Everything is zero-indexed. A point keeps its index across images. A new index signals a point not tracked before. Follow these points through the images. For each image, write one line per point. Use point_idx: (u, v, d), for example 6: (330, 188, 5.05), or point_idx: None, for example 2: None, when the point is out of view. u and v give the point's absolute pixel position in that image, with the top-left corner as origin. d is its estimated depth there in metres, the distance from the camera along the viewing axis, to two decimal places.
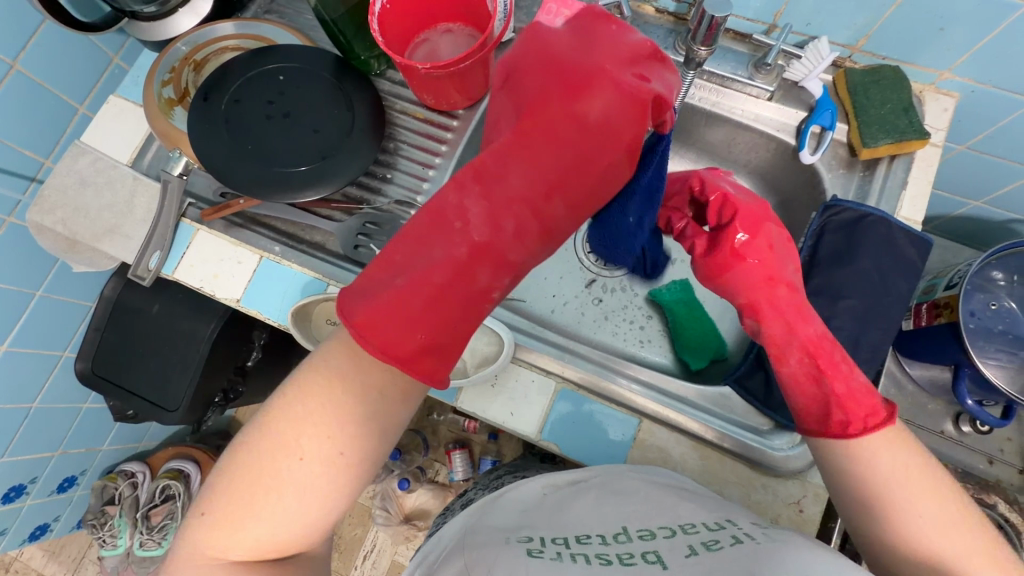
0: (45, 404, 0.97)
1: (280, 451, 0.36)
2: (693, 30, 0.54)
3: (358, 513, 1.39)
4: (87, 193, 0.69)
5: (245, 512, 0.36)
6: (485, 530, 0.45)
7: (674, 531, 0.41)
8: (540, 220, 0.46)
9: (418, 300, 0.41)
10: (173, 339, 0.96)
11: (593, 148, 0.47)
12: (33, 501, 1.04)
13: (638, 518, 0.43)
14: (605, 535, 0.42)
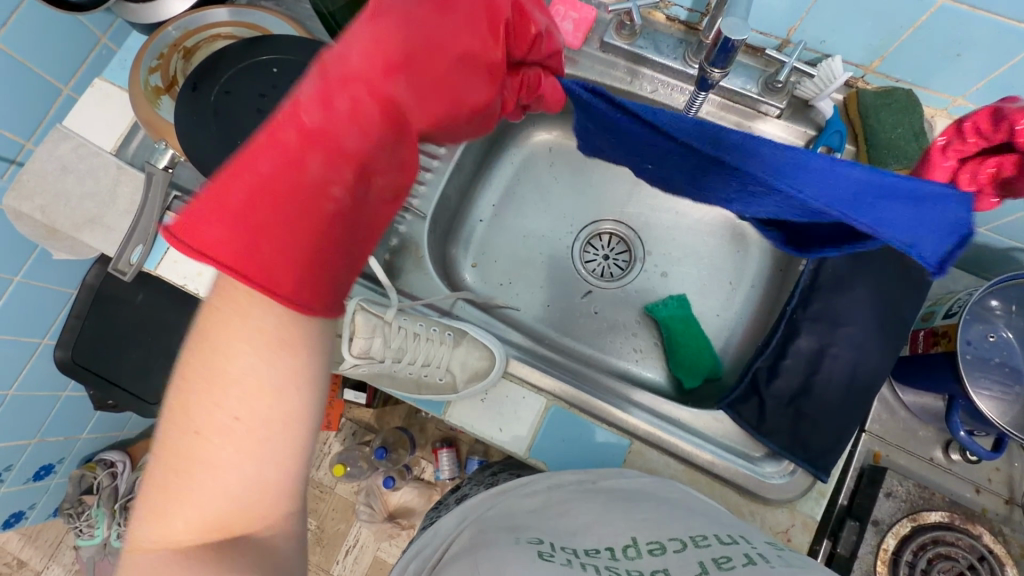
0: (22, 391, 0.94)
1: (208, 416, 0.30)
2: (710, 51, 0.52)
3: (341, 507, 1.36)
4: (68, 180, 0.67)
5: (183, 489, 0.30)
6: (494, 530, 0.47)
7: (684, 545, 0.42)
8: (382, 106, 0.40)
9: (280, 220, 0.34)
10: (155, 331, 0.97)
11: (440, 36, 0.42)
12: (8, 488, 1.01)
13: (648, 529, 0.45)
14: (614, 548, 0.43)
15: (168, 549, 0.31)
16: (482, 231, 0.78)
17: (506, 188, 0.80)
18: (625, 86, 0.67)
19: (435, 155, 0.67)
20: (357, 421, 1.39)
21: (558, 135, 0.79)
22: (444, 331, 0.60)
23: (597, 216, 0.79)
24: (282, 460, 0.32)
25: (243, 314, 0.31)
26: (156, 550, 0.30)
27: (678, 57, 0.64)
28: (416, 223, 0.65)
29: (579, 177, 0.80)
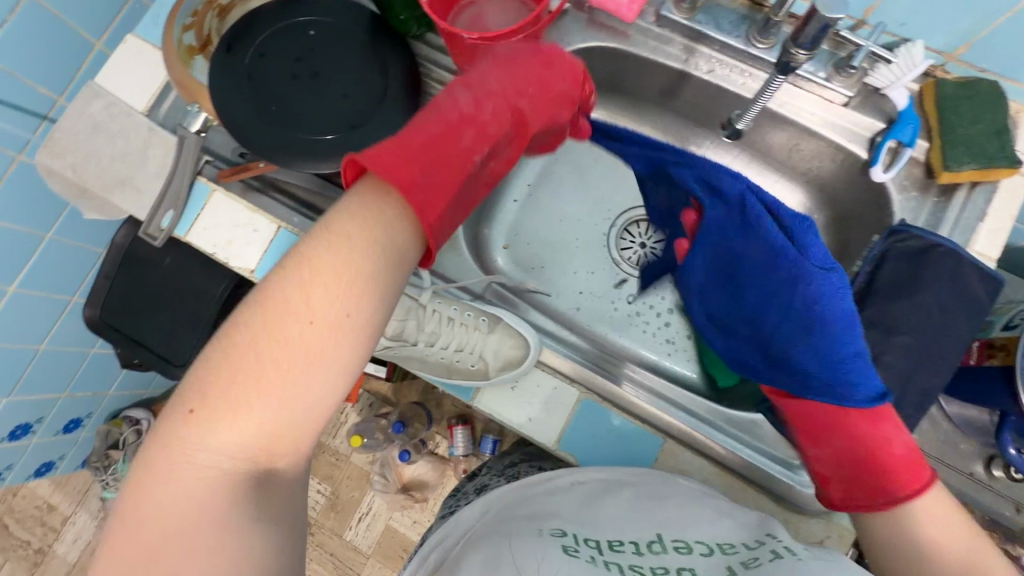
0: (52, 346, 0.95)
1: (278, 326, 0.31)
2: (800, 30, 0.46)
3: (357, 476, 1.38)
4: (99, 139, 0.65)
5: (240, 395, 0.31)
6: (515, 519, 0.46)
7: (711, 549, 0.41)
8: (512, 116, 0.49)
9: (425, 157, 0.40)
10: (183, 296, 0.95)
11: (552, 76, 0.52)
12: (40, 439, 1.05)
13: (674, 526, 0.44)
14: (639, 542, 0.42)
15: (209, 463, 0.31)
16: (516, 212, 0.76)
17: (544, 169, 0.77)
18: (679, 65, 0.63)
19: None
20: (375, 393, 1.40)
21: (600, 115, 0.75)
22: (476, 317, 0.60)
23: (638, 202, 0.76)
24: (337, 377, 0.33)
25: (349, 237, 0.33)
26: (193, 460, 0.31)
27: (741, 35, 0.60)
28: None
29: (620, 161, 0.77)
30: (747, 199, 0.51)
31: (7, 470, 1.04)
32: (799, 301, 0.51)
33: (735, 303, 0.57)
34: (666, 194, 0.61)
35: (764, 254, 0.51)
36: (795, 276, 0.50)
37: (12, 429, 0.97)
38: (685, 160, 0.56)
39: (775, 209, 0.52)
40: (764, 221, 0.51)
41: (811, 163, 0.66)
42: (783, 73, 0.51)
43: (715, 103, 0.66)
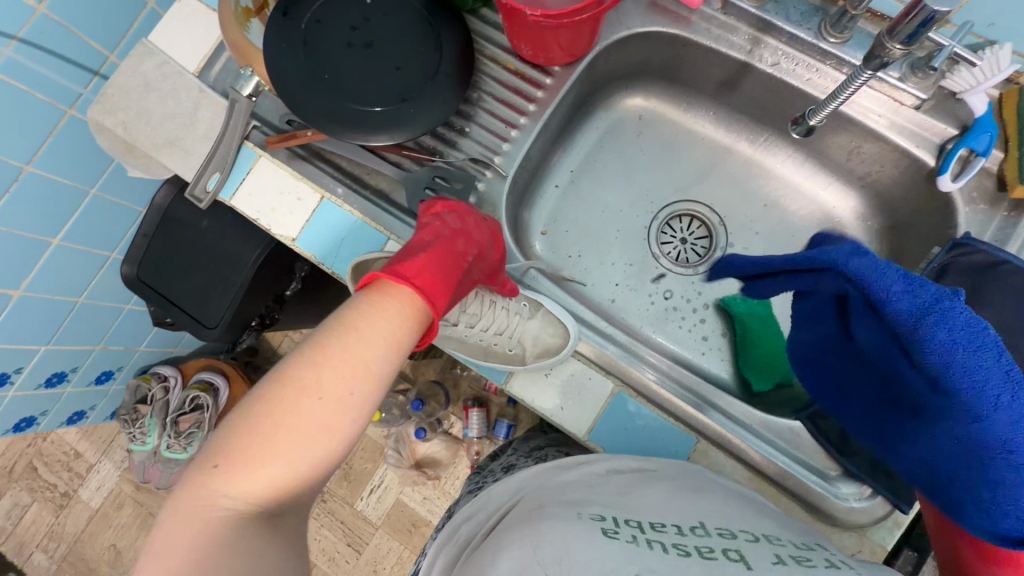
0: (90, 299, 0.98)
1: (292, 397, 0.36)
2: (896, 22, 0.44)
3: (370, 448, 1.40)
4: (150, 97, 0.65)
5: (255, 452, 0.34)
6: (554, 503, 0.46)
7: (757, 538, 0.41)
8: (488, 230, 0.55)
9: (424, 258, 0.44)
10: (218, 259, 0.98)
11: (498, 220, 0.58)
12: (73, 388, 1.08)
13: (717, 518, 0.44)
14: (681, 526, 0.42)
15: (223, 509, 0.33)
16: (556, 198, 0.74)
17: (588, 155, 0.74)
18: (742, 56, 0.60)
19: (524, 112, 0.63)
20: None
21: (651, 103, 0.73)
22: (517, 303, 0.61)
23: (681, 197, 0.74)
24: (344, 443, 0.37)
25: (355, 324, 0.38)
26: (208, 511, 0.33)
27: (812, 27, 0.57)
28: (496, 183, 0.62)
29: (666, 153, 0.75)
30: (921, 329, 0.40)
31: (42, 414, 1.08)
32: (964, 459, 0.40)
33: (890, 422, 0.48)
34: (818, 300, 0.53)
35: (943, 404, 0.41)
36: (959, 439, 0.40)
37: (49, 376, 1.00)
38: (830, 264, 0.46)
39: (951, 353, 0.38)
40: (947, 361, 0.39)
41: (869, 168, 0.63)
42: (870, 69, 0.48)
43: (775, 98, 0.63)
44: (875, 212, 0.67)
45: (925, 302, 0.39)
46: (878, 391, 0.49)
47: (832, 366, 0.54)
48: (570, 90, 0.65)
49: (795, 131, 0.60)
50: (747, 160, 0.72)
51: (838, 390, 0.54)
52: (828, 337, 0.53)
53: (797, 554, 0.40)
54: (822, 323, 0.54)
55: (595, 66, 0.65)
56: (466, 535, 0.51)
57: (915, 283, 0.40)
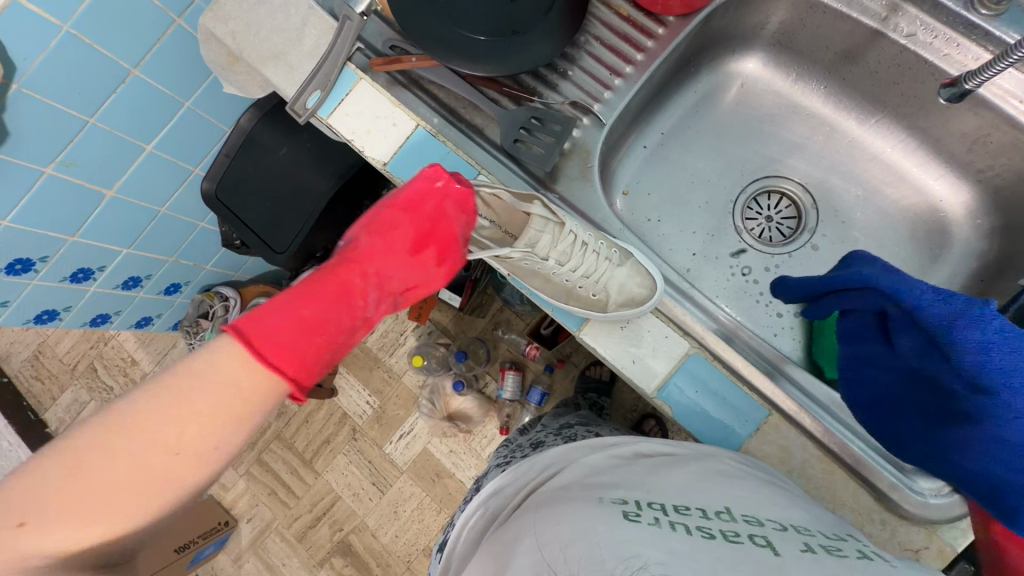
0: (171, 212, 1.02)
1: (119, 447, 0.36)
2: None
3: (405, 396, 1.43)
4: (261, 10, 0.67)
5: (76, 511, 0.35)
6: (579, 488, 0.47)
7: (785, 526, 0.40)
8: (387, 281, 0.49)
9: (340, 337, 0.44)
10: (293, 186, 1.02)
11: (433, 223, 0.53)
12: (145, 294, 1.14)
13: (747, 503, 0.43)
14: (706, 509, 0.42)
15: None
16: (642, 159, 0.72)
17: (682, 118, 0.72)
18: (874, 24, 0.57)
19: (630, 61, 0.61)
20: (436, 323, 1.43)
21: (756, 70, 0.70)
22: (607, 250, 0.58)
23: (771, 172, 0.71)
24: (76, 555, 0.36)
25: (150, 425, 0.37)
26: None
27: None
28: (592, 130, 0.61)
29: (765, 125, 0.71)
30: (946, 333, 0.42)
31: (115, 315, 1.15)
32: (1016, 463, 0.40)
33: (933, 436, 0.46)
34: (857, 317, 0.52)
35: (983, 406, 0.41)
36: (1004, 439, 0.40)
37: (125, 279, 1.07)
38: (868, 282, 0.48)
39: (985, 354, 0.40)
40: (973, 362, 0.40)
41: (994, 160, 0.59)
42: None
43: (900, 73, 0.60)
44: (991, 210, 0.62)
45: (958, 308, 0.41)
46: (928, 409, 0.46)
47: (880, 388, 0.50)
48: (680, 43, 0.62)
49: (943, 96, 0.55)
50: (853, 140, 0.69)
51: (879, 412, 0.51)
52: (873, 355, 0.50)
53: (825, 544, 0.39)
54: (862, 344, 0.52)
55: (710, 21, 0.63)
56: (493, 507, 0.54)
57: (942, 299, 0.42)
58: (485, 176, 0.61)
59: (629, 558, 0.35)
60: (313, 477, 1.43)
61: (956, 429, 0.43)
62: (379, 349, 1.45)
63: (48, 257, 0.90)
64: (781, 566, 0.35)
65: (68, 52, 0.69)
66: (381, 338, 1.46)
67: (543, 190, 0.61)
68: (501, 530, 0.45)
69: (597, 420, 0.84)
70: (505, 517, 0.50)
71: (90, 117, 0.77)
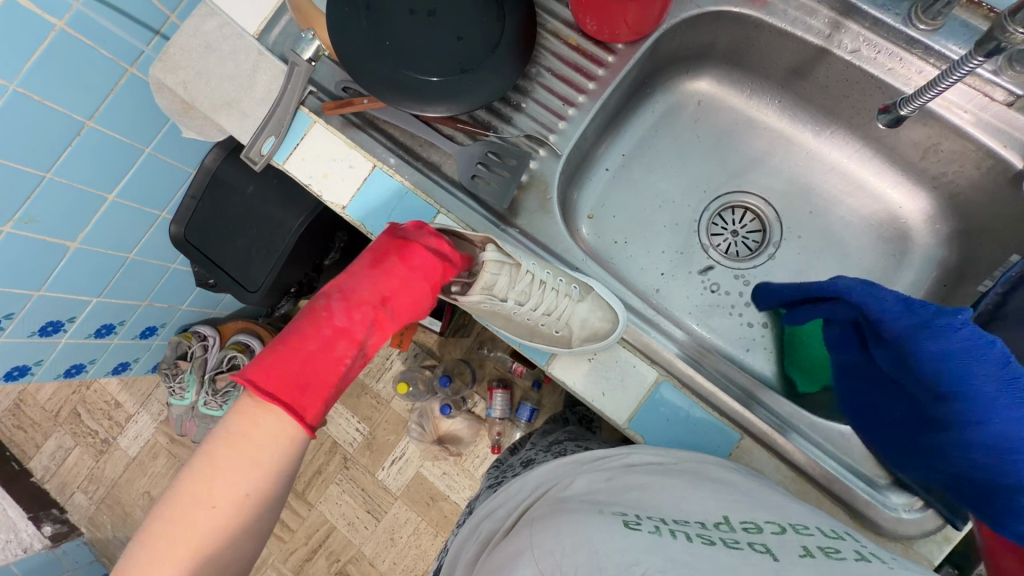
0: (140, 257, 1.01)
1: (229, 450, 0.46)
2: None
3: (394, 420, 1.42)
4: (210, 58, 0.66)
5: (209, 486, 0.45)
6: (576, 501, 0.45)
7: (784, 529, 0.38)
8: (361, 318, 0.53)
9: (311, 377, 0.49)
10: (263, 222, 0.99)
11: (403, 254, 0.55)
12: (120, 340, 1.13)
13: (742, 510, 0.41)
14: (704, 521, 0.40)
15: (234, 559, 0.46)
16: (605, 181, 0.72)
17: (641, 140, 0.72)
18: (820, 41, 0.57)
19: (582, 89, 0.61)
20: (421, 345, 1.42)
21: (711, 87, 0.70)
22: (568, 283, 0.59)
23: (734, 187, 0.72)
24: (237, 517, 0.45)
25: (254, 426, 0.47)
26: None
27: (901, 12, 0.54)
28: (549, 161, 0.61)
29: (724, 142, 0.72)
30: (911, 340, 0.42)
31: (91, 363, 1.13)
32: (997, 466, 0.40)
33: (912, 437, 0.46)
34: (839, 329, 0.52)
35: (952, 407, 0.41)
36: (974, 440, 0.41)
37: (98, 327, 1.05)
38: (838, 293, 0.48)
39: (947, 362, 0.40)
40: (938, 368, 0.41)
41: (947, 167, 0.60)
42: (978, 58, 0.43)
43: (849, 88, 0.60)
44: (948, 215, 0.63)
45: (922, 317, 0.41)
46: (908, 416, 0.47)
47: (867, 391, 0.51)
48: (631, 69, 0.63)
49: (881, 121, 0.55)
50: (810, 151, 0.69)
51: (867, 417, 0.51)
52: (857, 365, 0.51)
53: (823, 545, 0.36)
54: (849, 352, 0.52)
55: (659, 45, 0.63)
56: (486, 531, 0.51)
57: (905, 306, 0.42)
58: (445, 215, 0.61)
59: (629, 565, 0.33)
60: (307, 509, 1.41)
61: (935, 436, 0.44)
62: (365, 375, 1.44)
63: (14, 314, 0.89)
64: (778, 570, 0.33)
65: (15, 109, 0.68)
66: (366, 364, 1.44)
67: (503, 225, 0.61)
68: (496, 552, 0.43)
69: (587, 435, 0.83)
70: (498, 541, 0.48)
71: (47, 172, 0.76)
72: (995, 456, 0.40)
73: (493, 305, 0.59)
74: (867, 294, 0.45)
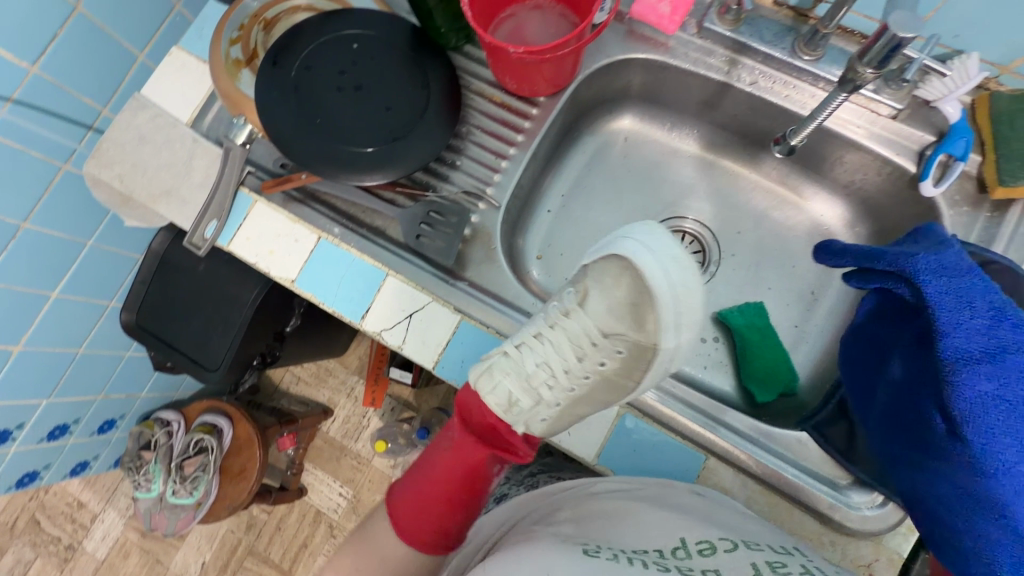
0: (91, 350, 0.98)
1: None
2: (865, 45, 0.45)
3: (377, 479, 1.34)
4: (145, 149, 0.66)
5: None
6: (545, 531, 0.49)
7: (735, 545, 0.43)
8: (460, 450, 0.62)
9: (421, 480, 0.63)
10: (217, 299, 0.95)
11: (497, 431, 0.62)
12: (76, 439, 1.08)
13: (697, 528, 0.45)
14: (662, 549, 0.44)
15: None
16: (549, 222, 0.74)
17: (576, 179, 0.75)
18: (721, 77, 0.62)
19: (512, 142, 0.65)
20: (397, 398, 1.36)
21: (635, 124, 0.75)
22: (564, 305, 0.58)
23: (671, 214, 0.75)
24: None
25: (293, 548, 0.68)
26: None
27: (786, 46, 0.59)
28: (490, 213, 0.63)
29: (654, 173, 0.76)
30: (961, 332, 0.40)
31: (46, 469, 1.08)
32: (955, 505, 0.42)
33: (917, 441, 0.45)
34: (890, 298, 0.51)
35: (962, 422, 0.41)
36: (982, 461, 0.40)
37: (51, 429, 1.00)
38: (903, 265, 0.45)
39: (984, 407, 0.39)
40: (982, 373, 0.39)
41: (854, 176, 0.65)
42: (846, 92, 0.50)
43: (756, 115, 0.65)
44: (865, 218, 0.67)
45: (986, 345, 0.39)
46: (893, 424, 0.48)
47: (866, 364, 0.53)
48: (556, 118, 0.66)
49: (778, 151, 0.65)
50: (733, 173, 0.74)
51: (863, 397, 0.53)
52: (877, 330, 0.52)
53: (771, 560, 0.41)
54: (883, 324, 0.52)
55: (579, 93, 0.67)
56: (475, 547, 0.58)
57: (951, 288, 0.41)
58: (394, 276, 0.61)
59: None
60: None
61: (923, 456, 0.44)
62: (342, 437, 1.37)
63: None
64: None
65: None
66: (343, 426, 1.37)
67: (452, 279, 0.61)
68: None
69: (560, 461, 0.83)
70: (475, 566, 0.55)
71: None
72: (964, 500, 0.41)
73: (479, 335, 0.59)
74: (947, 287, 0.42)
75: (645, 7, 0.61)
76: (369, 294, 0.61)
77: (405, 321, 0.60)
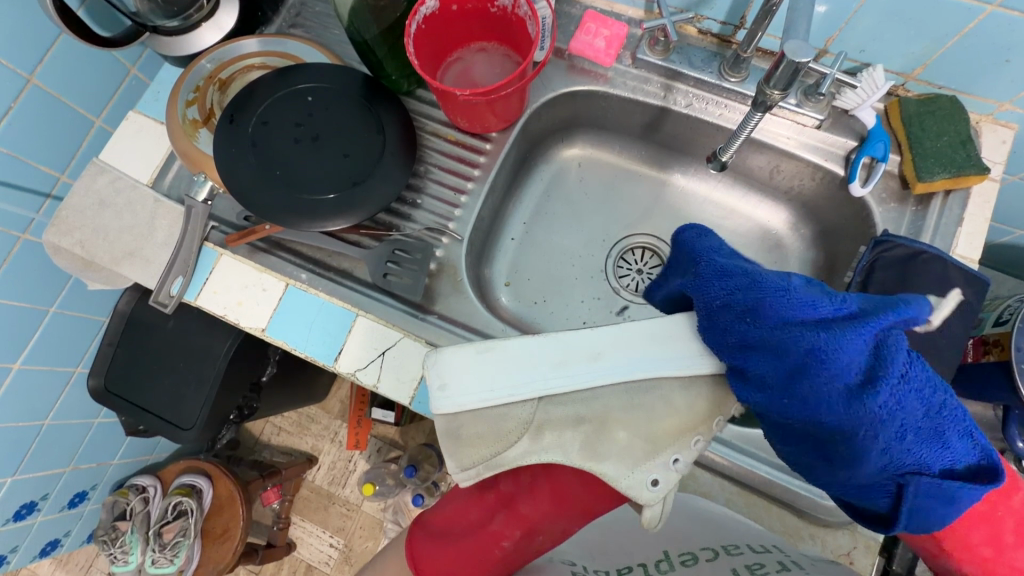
0: (58, 421, 0.95)
1: None
2: (768, 72, 0.48)
3: (368, 524, 1.30)
4: (106, 213, 0.66)
5: None
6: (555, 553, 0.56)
7: (716, 553, 0.47)
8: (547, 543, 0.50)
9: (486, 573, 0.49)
10: (188, 356, 0.93)
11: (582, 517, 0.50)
12: (44, 517, 1.03)
13: (681, 542, 0.51)
14: (647, 564, 0.50)
15: None
16: (515, 250, 0.77)
17: (537, 206, 0.78)
18: (659, 102, 0.67)
19: (470, 177, 0.67)
20: (382, 438, 1.34)
21: (586, 150, 0.79)
22: (669, 343, 0.46)
23: (630, 232, 0.78)
24: None
25: None
26: None
27: (713, 70, 0.64)
28: (454, 247, 0.65)
29: (609, 194, 0.79)
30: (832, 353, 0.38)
31: (11, 552, 1.02)
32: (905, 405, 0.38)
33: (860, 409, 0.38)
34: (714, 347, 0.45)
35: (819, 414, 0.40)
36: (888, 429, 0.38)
37: (18, 508, 0.96)
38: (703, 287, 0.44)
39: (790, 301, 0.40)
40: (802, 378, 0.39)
41: (793, 183, 0.69)
42: (760, 112, 0.53)
43: (696, 134, 0.70)
44: (808, 221, 0.72)
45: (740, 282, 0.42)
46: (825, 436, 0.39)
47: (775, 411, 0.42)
48: (510, 151, 0.70)
49: (712, 167, 0.68)
50: (684, 189, 0.78)
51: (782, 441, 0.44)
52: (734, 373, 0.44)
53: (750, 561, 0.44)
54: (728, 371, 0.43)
55: (529, 126, 0.71)
56: None
57: (778, 320, 0.40)
58: (365, 316, 0.62)
59: None
60: None
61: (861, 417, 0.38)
62: (329, 484, 1.33)
63: None
64: None
65: None
66: (329, 473, 1.34)
67: (422, 313, 0.63)
68: None
69: None
70: None
71: None
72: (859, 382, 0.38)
73: (512, 420, 0.46)
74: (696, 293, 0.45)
75: (582, 43, 0.66)
76: (340, 336, 0.62)
77: (378, 359, 0.61)
